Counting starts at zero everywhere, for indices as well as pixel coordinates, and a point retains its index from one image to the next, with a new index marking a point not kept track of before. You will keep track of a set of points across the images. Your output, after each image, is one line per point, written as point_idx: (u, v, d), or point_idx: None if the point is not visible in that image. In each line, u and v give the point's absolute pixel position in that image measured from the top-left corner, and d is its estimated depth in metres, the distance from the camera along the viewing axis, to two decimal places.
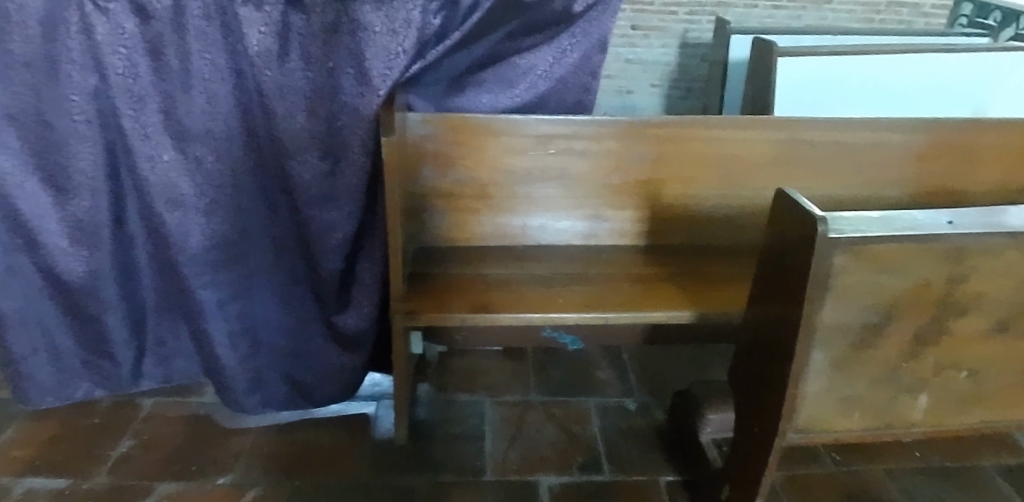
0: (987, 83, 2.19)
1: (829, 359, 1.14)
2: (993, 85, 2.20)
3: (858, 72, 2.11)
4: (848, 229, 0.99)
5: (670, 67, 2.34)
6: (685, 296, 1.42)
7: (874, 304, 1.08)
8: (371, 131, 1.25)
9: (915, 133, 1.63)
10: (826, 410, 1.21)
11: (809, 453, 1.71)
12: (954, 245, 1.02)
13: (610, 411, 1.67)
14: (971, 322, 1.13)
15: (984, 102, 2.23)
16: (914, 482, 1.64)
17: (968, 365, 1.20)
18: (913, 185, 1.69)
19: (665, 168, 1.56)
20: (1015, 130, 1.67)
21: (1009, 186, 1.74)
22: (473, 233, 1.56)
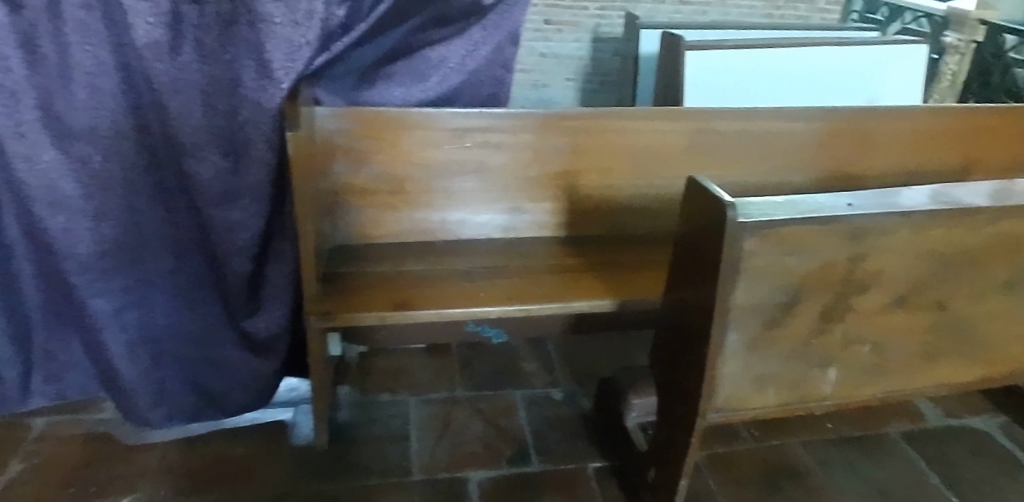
0: (881, 74, 2.32)
1: (743, 339, 1.17)
2: (886, 75, 2.33)
3: (763, 64, 2.20)
4: (756, 214, 1.02)
5: (584, 60, 2.65)
6: (606, 285, 1.43)
7: (783, 285, 1.12)
8: (277, 126, 1.20)
9: (816, 121, 1.70)
10: (742, 389, 1.24)
11: (729, 431, 1.76)
12: (855, 226, 1.07)
13: (536, 402, 1.67)
14: (872, 297, 1.20)
15: (880, 91, 2.34)
16: (827, 452, 1.72)
17: (871, 338, 1.26)
18: (816, 170, 1.77)
19: (581, 159, 1.57)
20: (906, 117, 1.76)
21: (902, 169, 1.85)
22: (390, 230, 1.53)
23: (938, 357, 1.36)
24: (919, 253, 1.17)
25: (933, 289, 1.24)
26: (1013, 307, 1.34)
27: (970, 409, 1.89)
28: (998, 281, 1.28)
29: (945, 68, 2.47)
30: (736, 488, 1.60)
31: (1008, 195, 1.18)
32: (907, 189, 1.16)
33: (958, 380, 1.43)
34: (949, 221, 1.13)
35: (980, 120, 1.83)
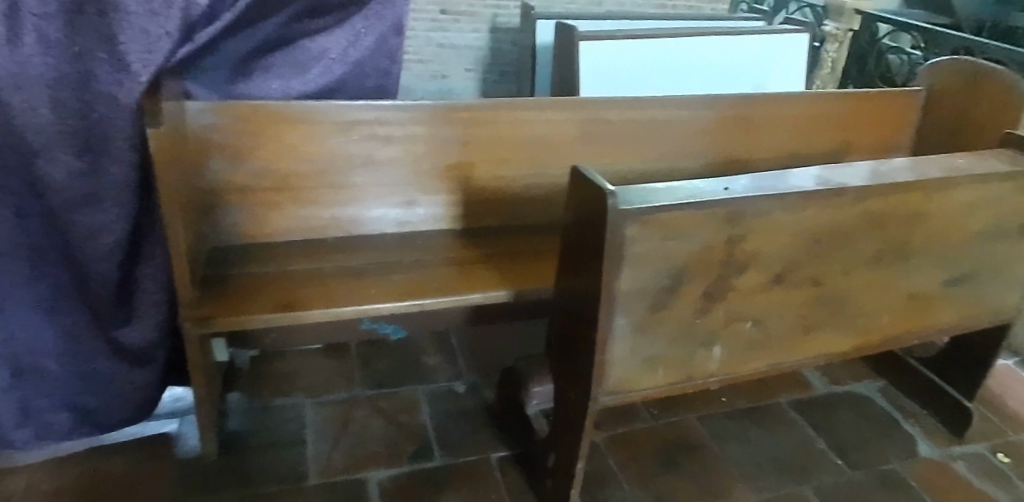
0: (767, 63, 2.44)
1: (630, 323, 1.19)
2: (771, 64, 2.44)
3: (655, 54, 2.26)
4: (637, 202, 1.06)
5: (483, 51, 2.83)
6: (500, 276, 1.43)
7: (666, 268, 1.16)
8: (137, 122, 1.13)
9: (702, 108, 1.75)
10: (632, 371, 1.26)
11: (629, 411, 1.80)
12: (731, 209, 1.14)
13: (438, 396, 1.66)
14: (751, 276, 1.26)
15: (764, 79, 2.46)
16: (722, 425, 1.79)
17: (751, 315, 1.32)
18: (706, 155, 1.83)
19: (473, 150, 1.56)
20: (786, 103, 1.85)
21: (785, 152, 1.93)
22: (276, 228, 1.47)
23: (815, 329, 1.44)
24: (790, 232, 1.24)
25: (806, 265, 1.31)
26: (880, 278, 1.43)
27: (852, 375, 2.02)
28: (864, 255, 1.37)
29: (827, 56, 2.83)
30: (637, 466, 1.64)
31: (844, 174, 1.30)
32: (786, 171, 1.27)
33: (837, 350, 1.51)
34: (808, 198, 1.21)
35: (852, 105, 1.95)
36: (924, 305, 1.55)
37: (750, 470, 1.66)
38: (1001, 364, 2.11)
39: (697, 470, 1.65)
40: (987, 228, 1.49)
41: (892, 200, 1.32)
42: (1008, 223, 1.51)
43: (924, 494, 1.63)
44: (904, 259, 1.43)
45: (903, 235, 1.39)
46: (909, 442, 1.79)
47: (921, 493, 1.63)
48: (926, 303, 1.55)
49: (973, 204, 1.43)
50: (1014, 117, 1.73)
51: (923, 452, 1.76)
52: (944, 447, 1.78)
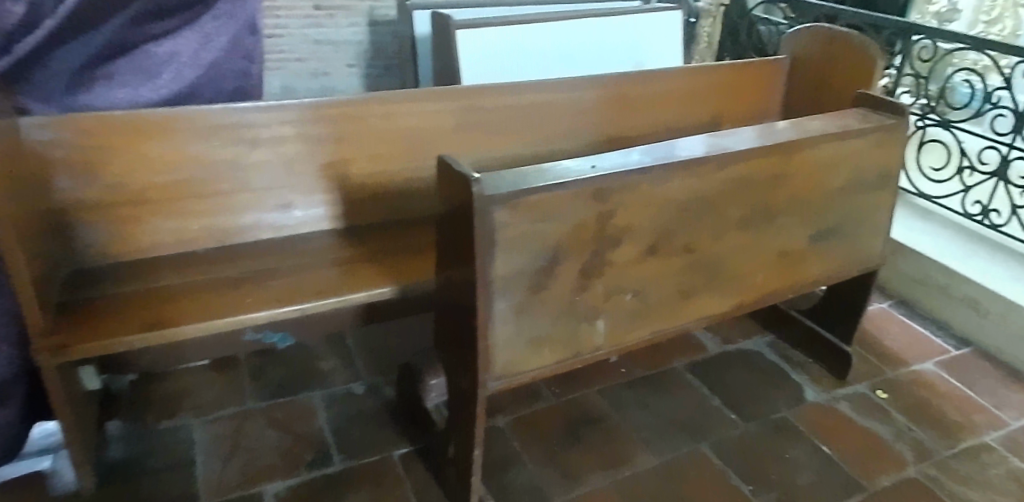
0: (644, 41, 2.52)
1: (511, 306, 1.22)
2: (648, 42, 2.53)
3: (533, 38, 2.28)
4: (504, 186, 1.12)
5: (364, 45, 2.65)
6: (385, 272, 1.42)
7: (540, 249, 1.20)
8: None
9: (580, 90, 1.79)
10: (519, 355, 1.28)
11: (532, 392, 1.83)
12: (597, 186, 1.21)
13: (336, 400, 1.64)
14: (624, 250, 1.32)
15: (644, 57, 2.54)
16: (620, 395, 1.85)
17: (630, 286, 1.37)
18: (588, 134, 1.86)
19: (348, 146, 1.53)
20: (660, 79, 1.92)
21: (664, 126, 1.99)
22: (142, 244, 1.40)
23: (696, 294, 1.49)
24: (657, 204, 1.31)
25: (676, 234, 1.38)
26: (751, 240, 1.51)
27: (743, 334, 2.12)
28: (731, 220, 1.45)
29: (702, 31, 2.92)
30: (542, 446, 1.67)
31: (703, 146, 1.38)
32: (679, 141, 1.39)
33: (723, 311, 1.57)
34: (665, 171, 1.29)
35: (723, 76, 2.04)
36: (798, 260, 1.64)
37: (649, 435, 1.72)
38: (877, 308, 2.27)
39: (600, 442, 1.69)
40: (841, 184, 1.60)
41: (748, 166, 1.41)
42: (858, 178, 1.63)
43: (812, 436, 1.74)
44: (771, 219, 1.52)
45: (764, 198, 1.48)
46: (798, 390, 1.90)
47: (810, 436, 1.74)
48: (799, 258, 1.63)
49: (824, 163, 1.54)
50: (864, 82, 1.87)
51: (810, 397, 1.87)
52: (829, 391, 1.90)
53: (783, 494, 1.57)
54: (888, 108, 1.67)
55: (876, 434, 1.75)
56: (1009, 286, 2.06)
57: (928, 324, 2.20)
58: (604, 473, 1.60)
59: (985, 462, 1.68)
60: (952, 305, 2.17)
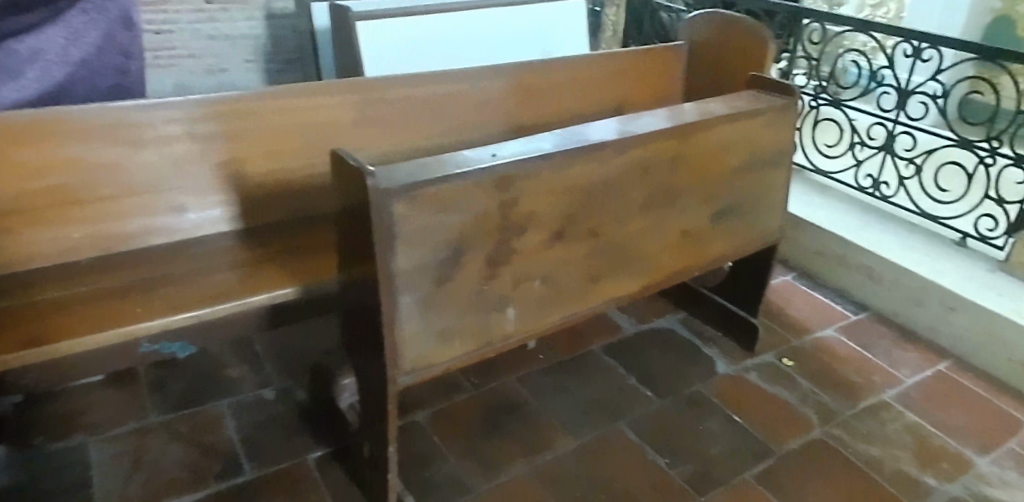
0: (548, 30, 2.55)
1: (417, 299, 1.21)
2: (553, 30, 2.56)
3: (438, 28, 2.26)
4: (401, 179, 1.11)
5: (262, 39, 2.55)
6: (287, 272, 1.38)
7: (443, 241, 1.20)
8: None
9: (485, 79, 1.78)
10: (429, 349, 1.27)
11: (451, 384, 1.82)
12: (498, 175, 1.22)
13: (245, 407, 1.58)
14: (530, 237, 1.32)
15: (549, 45, 2.57)
16: (539, 381, 1.86)
17: (538, 273, 1.38)
18: (497, 124, 1.85)
19: (243, 144, 1.48)
20: (565, 67, 1.93)
21: (572, 113, 2.00)
22: (16, 255, 1.30)
23: (606, 277, 1.51)
24: (559, 191, 1.33)
25: (581, 219, 1.39)
26: (655, 221, 1.54)
27: (657, 313, 2.17)
28: (634, 202, 1.48)
29: (607, 19, 3.04)
30: (462, 438, 1.66)
31: (602, 132, 1.40)
32: (581, 127, 1.42)
33: (633, 292, 1.59)
34: (566, 157, 1.31)
35: (627, 62, 2.06)
36: (701, 239, 1.68)
37: (568, 417, 1.74)
38: (781, 281, 2.37)
39: (519, 428, 1.70)
40: (738, 163, 1.66)
41: (648, 150, 1.44)
42: (753, 157, 1.69)
43: (723, 406, 1.80)
44: (672, 201, 1.56)
45: (664, 180, 1.51)
46: (710, 363, 1.96)
47: (721, 407, 1.80)
48: (702, 237, 1.68)
49: (720, 144, 1.59)
50: (757, 65, 1.94)
51: (721, 370, 1.93)
52: (738, 362, 1.97)
53: (698, 464, 1.63)
54: (778, 89, 1.74)
55: (783, 401, 1.83)
56: (898, 252, 2.19)
57: (828, 293, 2.32)
58: (524, 460, 1.61)
59: (884, 419, 1.79)
60: (848, 274, 2.29)
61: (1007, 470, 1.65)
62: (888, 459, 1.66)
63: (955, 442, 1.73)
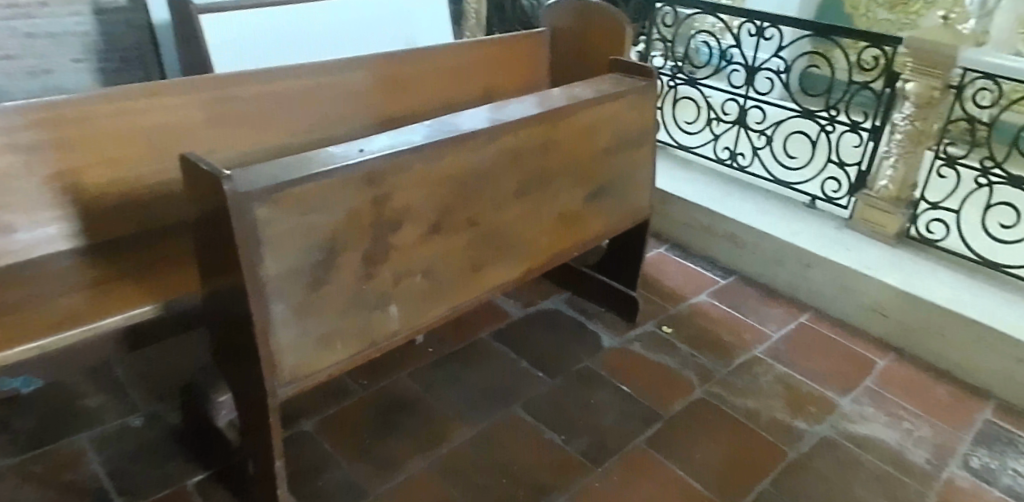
0: (408, 17, 2.50)
1: (290, 306, 1.16)
2: (412, 17, 2.52)
3: (290, 18, 2.16)
4: (260, 180, 1.06)
5: (92, 36, 2.34)
6: (146, 288, 1.28)
7: (313, 242, 1.15)
8: None
9: (347, 71, 1.72)
10: (309, 355, 1.21)
11: (337, 388, 1.76)
12: (366, 171, 1.18)
13: (109, 439, 1.46)
14: (406, 232, 1.30)
15: (411, 33, 2.53)
16: (428, 374, 1.83)
17: (418, 267, 1.35)
18: (363, 116, 1.79)
19: (79, 154, 1.35)
20: (430, 55, 1.88)
21: (441, 101, 1.96)
22: None
23: (488, 264, 1.50)
24: (431, 183, 1.31)
25: (456, 209, 1.38)
26: (530, 205, 1.55)
27: (540, 294, 2.20)
28: (509, 189, 1.48)
29: (469, 7, 2.95)
30: (353, 441, 1.61)
31: (471, 120, 1.39)
32: (449, 116, 1.40)
33: (516, 278, 1.59)
34: (436, 148, 1.29)
35: (496, 49, 2.04)
36: (578, 221, 1.71)
37: (462, 407, 1.73)
38: (656, 254, 2.46)
39: (411, 424, 1.67)
40: (606, 144, 1.70)
41: (517, 136, 1.45)
42: (620, 137, 1.74)
43: (611, 379, 1.85)
44: (546, 184, 1.57)
45: (536, 164, 1.52)
46: (595, 339, 2.00)
47: (609, 379, 1.85)
48: (578, 217, 1.71)
49: (587, 126, 1.63)
50: (618, 48, 1.98)
51: (607, 344, 1.98)
52: (623, 335, 2.03)
53: (592, 437, 1.66)
54: (637, 70, 1.80)
55: (666, 367, 1.91)
56: (757, 218, 2.33)
57: (699, 261, 2.43)
58: (421, 456, 1.59)
59: (756, 373, 1.90)
60: (715, 241, 2.41)
61: (865, 407, 1.81)
62: (763, 409, 1.77)
63: (819, 387, 1.86)
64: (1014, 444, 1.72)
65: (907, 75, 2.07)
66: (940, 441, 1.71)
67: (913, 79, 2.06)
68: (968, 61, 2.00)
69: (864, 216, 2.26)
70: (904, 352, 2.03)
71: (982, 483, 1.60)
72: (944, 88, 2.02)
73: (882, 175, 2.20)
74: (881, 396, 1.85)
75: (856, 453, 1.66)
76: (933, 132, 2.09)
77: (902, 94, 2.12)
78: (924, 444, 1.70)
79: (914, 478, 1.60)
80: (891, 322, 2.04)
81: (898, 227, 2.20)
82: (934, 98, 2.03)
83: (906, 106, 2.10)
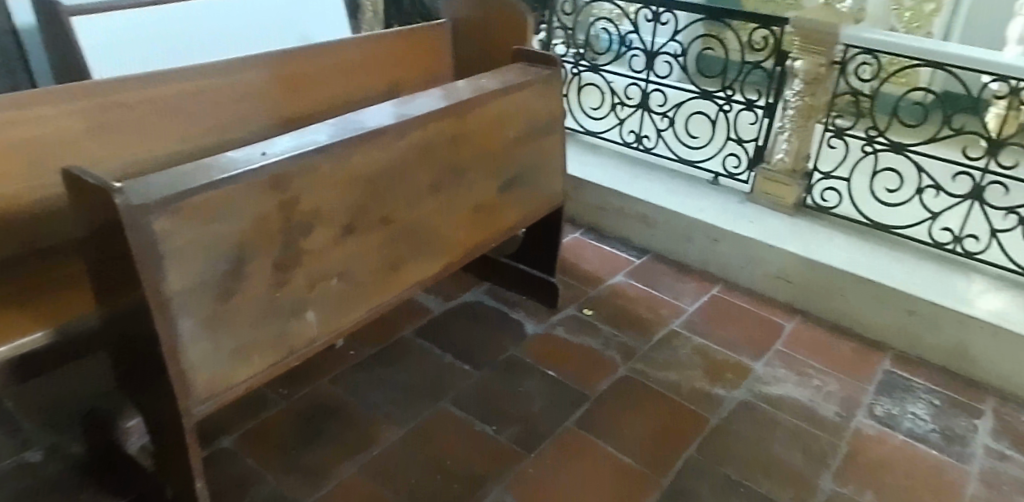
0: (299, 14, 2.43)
1: (200, 320, 1.11)
2: (304, 14, 2.45)
3: (170, 18, 2.07)
4: (156, 192, 1.01)
5: None
6: (37, 315, 1.23)
7: (219, 252, 1.11)
8: None
9: (240, 72, 1.65)
10: (223, 368, 1.16)
11: (257, 400, 1.70)
12: (271, 175, 1.15)
13: (6, 477, 1.36)
14: (318, 235, 1.26)
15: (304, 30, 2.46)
16: (351, 377, 1.80)
17: (334, 270, 1.32)
18: (263, 116, 1.72)
19: None
20: (331, 51, 1.84)
21: (343, 98, 1.91)
22: None
23: (406, 261, 1.48)
24: (341, 183, 1.28)
25: (369, 208, 1.35)
26: (445, 199, 1.54)
27: (461, 287, 2.19)
28: (422, 184, 1.46)
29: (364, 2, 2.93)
30: (278, 453, 1.56)
31: (377, 117, 1.37)
32: (355, 114, 1.37)
33: (436, 274, 1.58)
34: (343, 146, 1.26)
35: (399, 43, 2.01)
36: (493, 212, 1.71)
37: (389, 408, 1.71)
38: (572, 238, 2.49)
39: (338, 429, 1.64)
40: (516, 134, 1.71)
41: (426, 131, 1.44)
42: (529, 126, 1.75)
43: (538, 365, 1.87)
44: (459, 177, 1.56)
45: (448, 158, 1.51)
46: (519, 327, 2.01)
47: (536, 366, 1.86)
48: (494, 208, 1.71)
49: (496, 117, 1.63)
50: (521, 37, 2.00)
51: (530, 332, 2.00)
52: (545, 321, 2.05)
53: (522, 424, 1.67)
54: (542, 59, 1.81)
55: (591, 349, 1.94)
56: (666, 197, 2.40)
57: (614, 243, 2.48)
58: (350, 461, 1.56)
59: (676, 346, 1.96)
60: (628, 222, 2.46)
61: (777, 369, 1.89)
62: (684, 381, 1.83)
63: (735, 354, 1.94)
64: (912, 390, 1.85)
65: (795, 54, 2.18)
66: (847, 394, 1.82)
67: (801, 57, 2.17)
68: (850, 38, 2.11)
69: (764, 189, 2.36)
70: (809, 314, 2.13)
71: (886, 429, 1.71)
72: (829, 64, 2.13)
73: (778, 149, 2.31)
74: (791, 357, 1.94)
75: (772, 413, 1.74)
76: (822, 106, 2.21)
77: (792, 71, 2.23)
78: (833, 398, 1.80)
79: (827, 431, 1.69)
80: (796, 288, 2.14)
81: (795, 197, 2.32)
82: (821, 74, 2.14)
83: (796, 83, 2.20)
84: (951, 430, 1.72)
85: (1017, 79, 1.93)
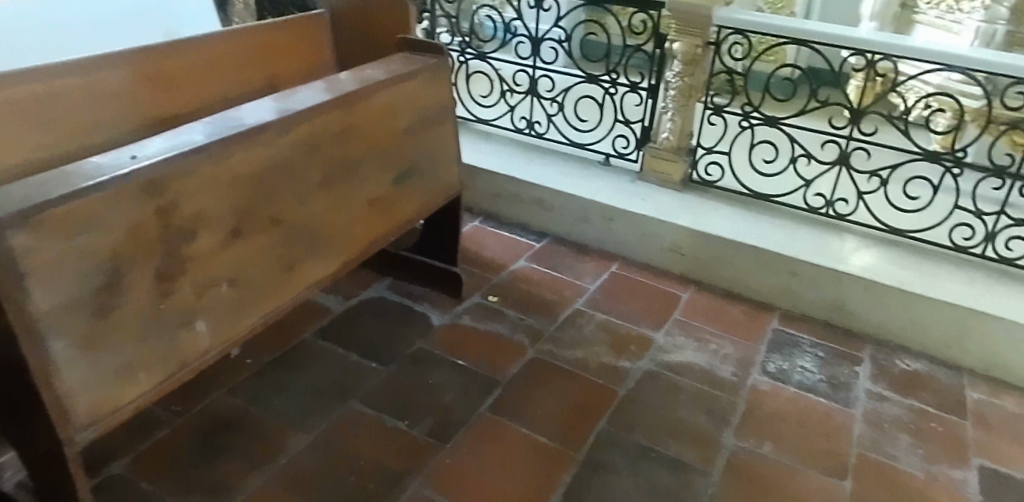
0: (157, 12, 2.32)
1: (76, 341, 1.02)
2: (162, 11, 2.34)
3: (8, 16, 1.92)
4: (12, 204, 0.93)
5: None
6: None
7: (93, 266, 1.03)
8: None
9: (100, 70, 1.54)
10: (107, 390, 1.08)
11: (149, 421, 1.60)
12: (144, 178, 1.08)
13: None
14: (202, 241, 1.20)
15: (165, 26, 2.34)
16: (251, 386, 1.72)
17: (223, 276, 1.26)
18: (130, 118, 1.61)
19: None
20: (201, 45, 1.74)
21: (218, 95, 1.82)
22: None
23: (301, 261, 1.43)
24: (223, 184, 1.22)
25: (256, 210, 1.29)
26: (337, 196, 1.49)
27: (362, 285, 2.13)
28: (312, 181, 1.41)
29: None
30: (176, 474, 1.48)
31: (255, 114, 1.32)
32: (232, 112, 1.31)
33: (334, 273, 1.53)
34: (222, 146, 1.20)
35: (274, 35, 1.93)
36: (390, 205, 1.68)
37: (295, 414, 1.65)
38: (471, 227, 2.48)
39: (240, 441, 1.57)
40: (407, 125, 1.68)
41: (311, 126, 1.39)
42: (420, 116, 1.73)
43: (447, 356, 1.85)
44: (351, 172, 1.52)
45: (337, 153, 1.47)
46: (425, 320, 1.99)
47: (445, 357, 1.85)
48: (390, 202, 1.67)
49: (384, 108, 1.60)
50: (404, 25, 1.97)
51: (437, 323, 1.98)
52: (451, 311, 2.03)
53: (435, 416, 1.66)
54: (428, 48, 1.79)
55: (499, 335, 1.94)
56: (560, 180, 2.44)
57: (514, 228, 2.49)
58: (257, 473, 1.49)
59: (581, 324, 2.00)
60: (525, 207, 2.48)
61: (677, 337, 1.97)
62: (591, 357, 1.87)
63: (637, 327, 2.00)
64: (799, 345, 1.96)
65: (672, 36, 2.25)
66: (741, 355, 1.91)
67: (677, 40, 2.24)
68: (722, 19, 2.21)
69: (653, 167, 2.44)
70: (702, 283, 2.22)
71: (779, 383, 1.81)
72: (704, 45, 2.22)
73: (663, 128, 2.38)
74: (689, 324, 2.02)
75: (676, 379, 1.80)
76: (701, 85, 2.30)
77: (671, 53, 2.30)
78: (730, 360, 1.88)
79: (726, 391, 1.77)
80: (689, 259, 2.23)
81: (682, 173, 2.41)
82: (698, 55, 2.23)
83: (675, 64, 2.28)
84: (837, 379, 1.85)
85: (873, 52, 2.07)
